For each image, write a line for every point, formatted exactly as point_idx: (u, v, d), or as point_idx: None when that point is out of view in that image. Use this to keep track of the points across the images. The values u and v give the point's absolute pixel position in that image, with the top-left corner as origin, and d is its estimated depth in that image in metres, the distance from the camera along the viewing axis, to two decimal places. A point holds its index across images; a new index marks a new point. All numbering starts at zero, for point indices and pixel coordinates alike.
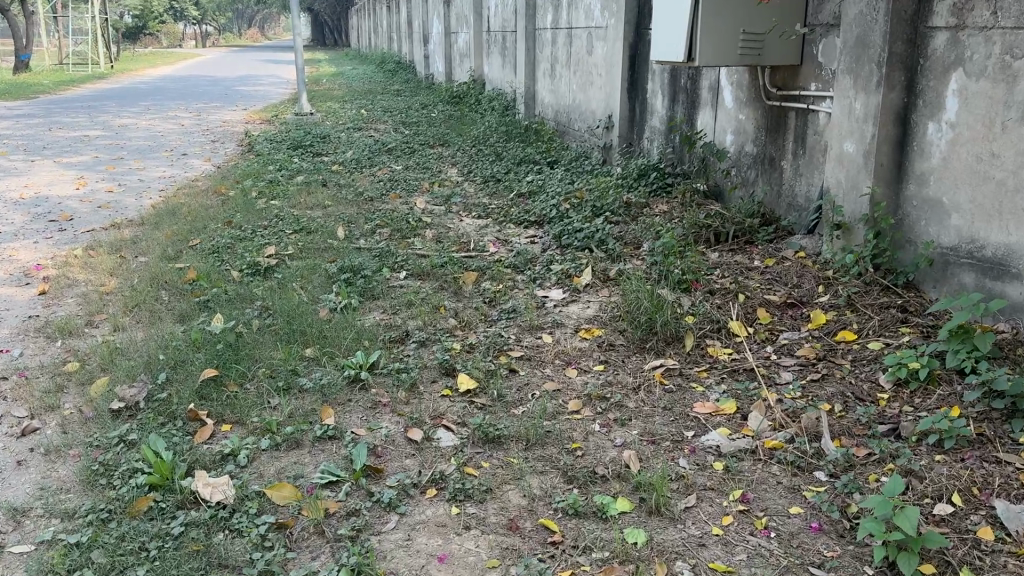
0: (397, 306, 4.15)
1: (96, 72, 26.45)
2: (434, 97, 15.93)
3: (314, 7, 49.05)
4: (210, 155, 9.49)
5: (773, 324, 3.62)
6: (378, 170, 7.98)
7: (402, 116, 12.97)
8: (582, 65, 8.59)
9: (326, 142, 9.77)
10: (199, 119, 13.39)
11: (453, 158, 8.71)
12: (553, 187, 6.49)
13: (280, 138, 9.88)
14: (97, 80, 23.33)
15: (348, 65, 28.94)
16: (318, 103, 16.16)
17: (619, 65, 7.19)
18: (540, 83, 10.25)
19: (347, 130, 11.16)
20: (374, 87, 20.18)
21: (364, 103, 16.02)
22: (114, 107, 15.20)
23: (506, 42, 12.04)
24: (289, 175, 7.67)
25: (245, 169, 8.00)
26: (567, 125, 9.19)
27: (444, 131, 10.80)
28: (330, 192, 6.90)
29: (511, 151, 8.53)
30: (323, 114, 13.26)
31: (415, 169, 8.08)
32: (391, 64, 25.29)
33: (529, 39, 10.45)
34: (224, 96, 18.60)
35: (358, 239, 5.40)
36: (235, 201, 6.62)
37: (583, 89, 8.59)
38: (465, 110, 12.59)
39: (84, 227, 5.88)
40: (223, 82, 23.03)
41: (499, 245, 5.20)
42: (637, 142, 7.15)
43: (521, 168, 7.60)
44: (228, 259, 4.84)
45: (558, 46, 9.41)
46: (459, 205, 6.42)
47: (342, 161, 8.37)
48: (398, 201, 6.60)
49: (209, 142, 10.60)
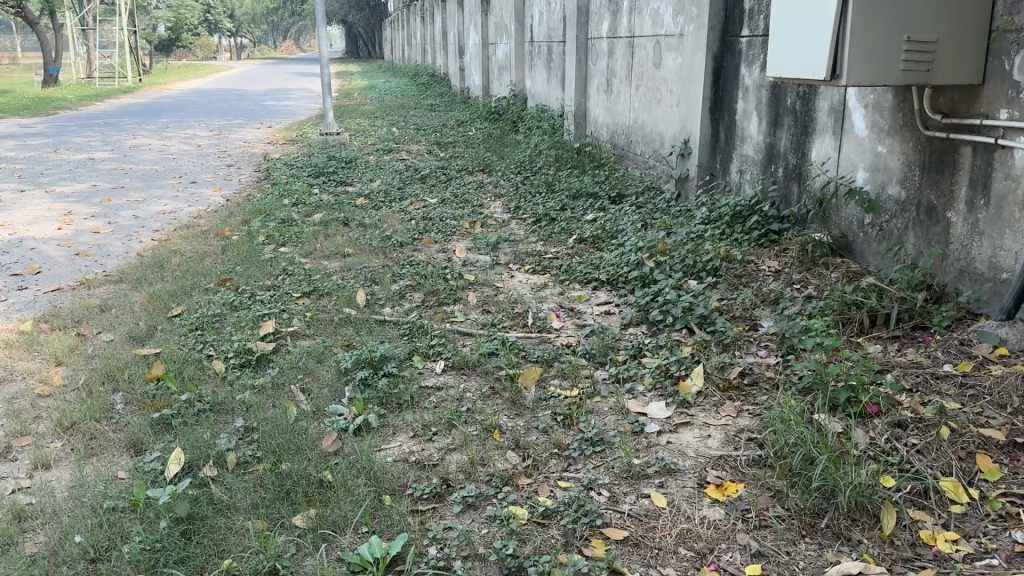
0: (433, 423, 2.96)
1: (123, 86, 25.73)
2: (470, 114, 14.77)
3: (348, 19, 48.42)
4: (222, 183, 8.42)
5: (1010, 486, 2.37)
6: (410, 204, 6.83)
7: (436, 137, 11.86)
8: (646, 79, 7.39)
9: (351, 168, 8.67)
10: (218, 139, 12.36)
11: (496, 189, 7.53)
12: (625, 232, 5.28)
13: (301, 163, 8.80)
14: (122, 96, 22.54)
15: (380, 79, 28.03)
16: (346, 121, 15.13)
17: (700, 81, 5.99)
18: (592, 98, 9.06)
19: (376, 152, 10.05)
20: (406, 102, 19.12)
21: (395, 121, 14.93)
22: (131, 125, 14.26)
23: (552, 53, 10.86)
24: (306, 211, 6.55)
25: (257, 203, 6.90)
26: (627, 149, 7.97)
27: (484, 153, 9.64)
28: (351, 236, 5.75)
29: (564, 181, 7.33)
30: (350, 134, 12.18)
31: (453, 204, 6.92)
32: (425, 78, 24.32)
33: (580, 49, 9.26)
34: (250, 112, 17.63)
35: (382, 307, 4.23)
36: (236, 247, 5.50)
37: (647, 108, 7.38)
38: (506, 130, 11.41)
39: (48, 283, 4.77)
40: (251, 97, 22.15)
41: (565, 319, 4.00)
42: (722, 173, 5.95)
43: (580, 204, 6.40)
44: (213, 342, 3.71)
45: (616, 58, 8.22)
46: (507, 254, 5.24)
47: (368, 193, 7.24)
48: (433, 248, 5.44)
49: (224, 167, 9.54)
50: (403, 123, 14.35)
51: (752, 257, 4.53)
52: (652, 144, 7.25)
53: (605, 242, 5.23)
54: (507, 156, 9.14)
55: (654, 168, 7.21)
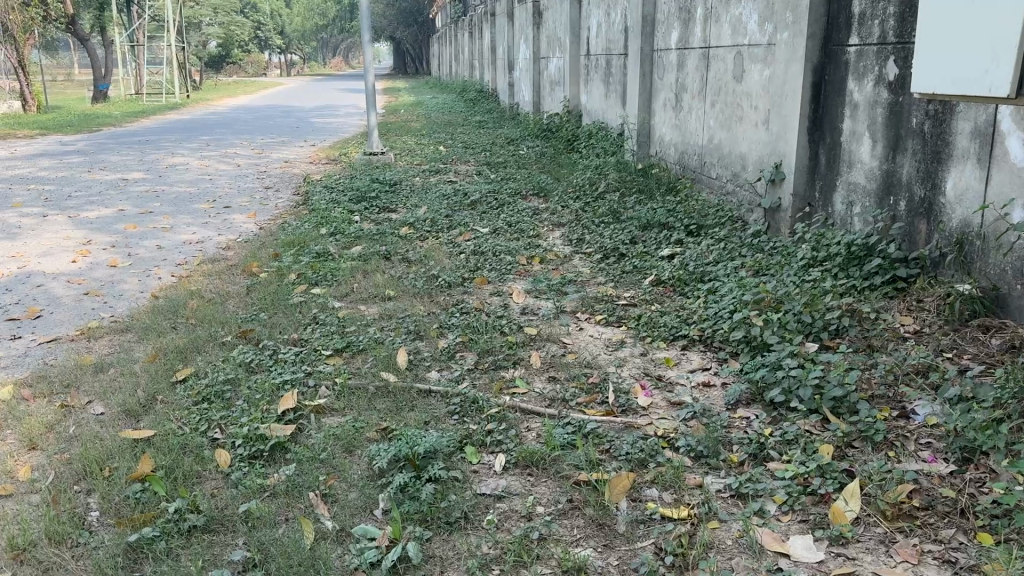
0: (497, 555, 2.21)
1: (170, 102, 25.65)
2: (521, 132, 14.06)
3: (396, 35, 48.33)
4: (257, 207, 7.84)
5: None
6: (459, 235, 6.11)
7: (485, 155, 11.20)
8: (726, 94, 6.61)
9: (394, 191, 8.01)
10: (259, 158, 11.84)
11: (554, 217, 6.78)
12: (713, 275, 4.49)
13: (342, 186, 8.18)
14: (169, 112, 22.39)
15: (426, 95, 27.57)
16: (391, 138, 14.56)
17: (797, 96, 5.20)
18: (658, 116, 8.28)
19: (422, 174, 9.41)
20: (454, 119, 18.52)
21: (442, 138, 14.29)
22: (172, 144, 13.86)
23: (612, 68, 10.11)
24: (343, 244, 5.88)
25: (291, 233, 6.26)
26: (700, 172, 7.18)
27: (538, 175, 8.91)
28: (393, 275, 5.06)
29: (631, 208, 6.55)
30: (395, 153, 11.56)
31: (507, 235, 6.19)
32: (472, 93, 23.77)
33: (645, 62, 8.49)
34: (294, 129, 17.21)
35: (427, 371, 3.51)
36: (263, 286, 4.84)
37: (727, 127, 6.60)
38: (561, 150, 10.66)
39: (44, 332, 4.16)
40: (296, 113, 21.83)
41: (654, 391, 3.23)
42: (821, 203, 5.16)
43: (653, 237, 5.62)
44: (220, 420, 3.01)
45: (688, 71, 7.44)
46: (574, 298, 4.48)
47: (412, 221, 6.54)
48: (486, 290, 4.70)
49: (261, 190, 8.97)
50: (451, 141, 13.73)
51: (879, 313, 3.71)
52: (732, 167, 6.46)
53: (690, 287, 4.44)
54: (565, 179, 8.39)
55: (735, 195, 6.41)
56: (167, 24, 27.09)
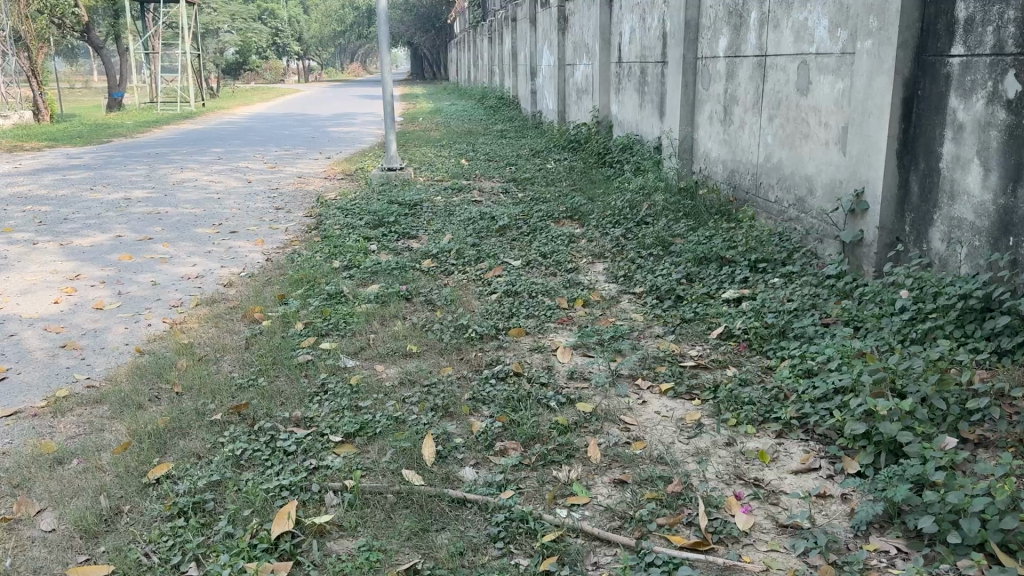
0: None
1: (185, 111, 25.20)
2: (545, 144, 13.35)
3: (414, 41, 47.81)
4: (265, 232, 7.20)
5: None
6: (488, 269, 5.43)
7: (510, 170, 10.53)
8: (787, 109, 5.92)
9: (415, 215, 7.35)
10: (271, 174, 11.22)
11: (593, 246, 6.08)
12: (795, 330, 3.77)
13: (357, 209, 7.52)
14: (183, 122, 21.92)
15: (444, 102, 26.98)
16: (410, 150, 13.92)
17: (883, 114, 4.50)
18: (703, 130, 7.57)
19: (443, 192, 8.75)
20: (474, 128, 17.85)
21: (463, 150, 13.61)
22: (182, 157, 13.30)
23: (648, 77, 9.39)
24: (358, 283, 5.21)
25: (300, 268, 5.60)
26: (755, 194, 6.49)
27: (570, 194, 8.23)
28: (415, 323, 4.38)
29: (680, 237, 5.84)
30: (415, 168, 10.91)
31: (542, 270, 5.51)
32: (492, 100, 23.13)
33: (688, 71, 7.78)
34: (310, 139, 16.63)
35: (460, 467, 2.81)
36: (265, 338, 4.18)
37: (789, 146, 5.90)
38: (593, 165, 9.95)
39: (4, 403, 3.52)
40: (312, 123, 21.25)
41: (753, 507, 2.51)
42: (914, 238, 4.45)
43: (712, 274, 4.91)
44: (196, 550, 2.34)
45: (740, 82, 6.74)
46: (629, 355, 3.77)
47: (435, 252, 5.86)
48: (524, 345, 4.01)
49: (271, 210, 8.34)
50: (472, 153, 13.07)
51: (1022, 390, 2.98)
52: (798, 191, 5.77)
53: (769, 345, 3.73)
54: (600, 199, 7.69)
55: (802, 223, 5.72)
56: (182, 32, 26.67)
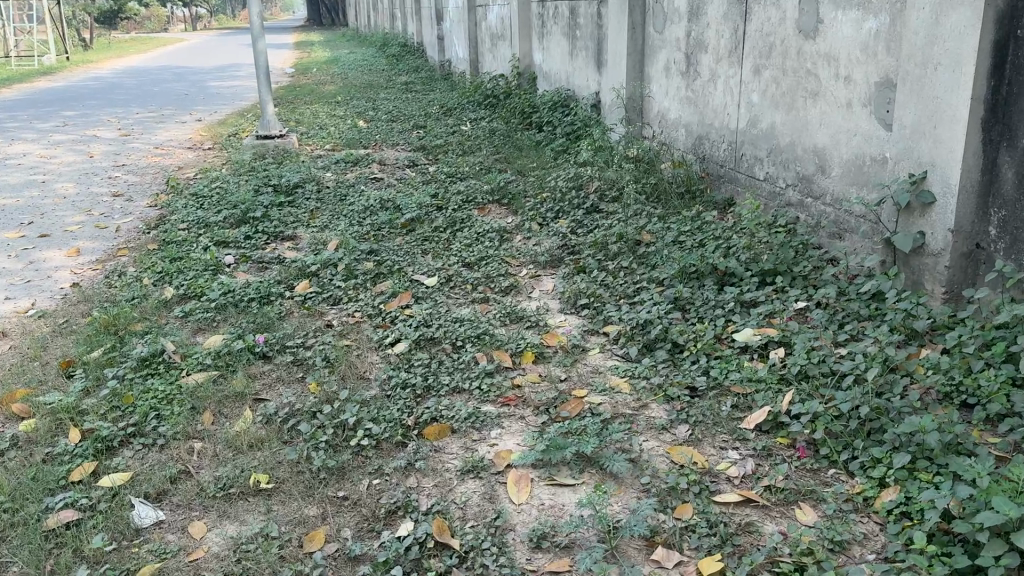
0: None
1: (43, 66, 22.22)
2: (458, 100, 11.61)
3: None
4: (88, 235, 5.37)
5: None
6: (391, 295, 3.83)
7: (418, 135, 8.83)
8: (783, 57, 4.49)
9: (295, 206, 5.66)
10: (123, 145, 9.19)
11: (534, 247, 4.54)
12: (888, 423, 2.35)
13: (218, 199, 5.76)
14: (39, 79, 19.14)
15: (342, 50, 24.69)
16: (301, 110, 11.98)
17: (960, 65, 3.06)
18: (659, 85, 6.09)
19: (336, 169, 7.03)
20: (376, 80, 15.91)
21: (362, 108, 11.75)
22: (20, 125, 11.03)
23: (580, 18, 7.80)
24: (196, 334, 3.53)
25: (116, 304, 3.89)
26: (735, 169, 5.07)
27: (493, 171, 6.66)
28: (274, 411, 2.78)
29: (649, 235, 4.36)
30: (302, 134, 9.08)
31: (467, 293, 3.95)
32: (394, 48, 21.07)
33: (635, 10, 6.25)
34: (184, 97, 14.41)
35: None
36: (14, 466, 2.52)
37: (786, 106, 4.49)
38: (518, 130, 8.35)
39: None
40: (190, 77, 18.81)
41: None
42: (1008, 247, 3.08)
43: (713, 296, 3.45)
44: None
45: (710, 22, 5.26)
46: (625, 478, 2.28)
47: (316, 267, 4.21)
48: (449, 456, 2.46)
49: (109, 198, 6.47)
50: (374, 112, 11.26)
51: None
52: (802, 167, 4.38)
53: (851, 456, 2.31)
54: (533, 177, 6.13)
55: (810, 212, 4.34)
56: None
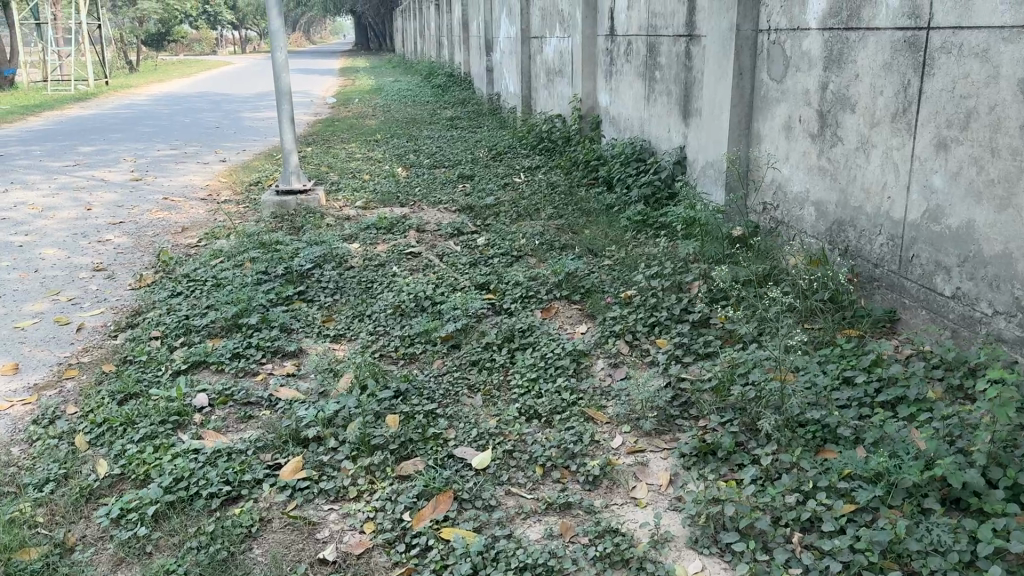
0: None
1: (80, 92, 21.56)
2: (509, 142, 10.38)
3: (358, 10, 44.06)
4: (39, 337, 4.17)
5: None
6: (421, 492, 2.53)
7: (464, 190, 7.60)
8: (990, 132, 3.15)
9: (307, 303, 4.41)
10: (130, 193, 8.08)
11: (625, 392, 3.20)
12: None
13: (211, 288, 4.54)
14: (70, 105, 18.41)
15: (386, 78, 23.74)
16: (336, 150, 10.86)
17: None
18: (775, 147, 4.77)
19: (365, 241, 5.81)
20: (420, 114, 14.79)
21: (402, 150, 10.54)
22: (28, 163, 10.03)
23: (662, 57, 6.48)
24: (118, 570, 2.27)
25: (22, 488, 2.66)
26: (901, 273, 3.73)
27: (557, 249, 5.37)
28: None
29: (798, 386, 3.02)
30: (331, 185, 7.90)
31: (536, 485, 2.64)
32: (441, 77, 20.00)
33: (743, 52, 4.94)
34: (213, 130, 13.38)
35: None
36: None
37: (995, 201, 3.15)
38: (583, 189, 7.04)
39: None
40: (226, 106, 17.87)
41: None
42: None
43: (949, 542, 2.10)
44: None
45: (860, 73, 3.94)
46: None
47: (317, 425, 2.94)
48: None
49: (86, 273, 5.31)
50: (416, 155, 10.08)
51: None
52: None
53: None
54: (610, 262, 4.81)
55: None
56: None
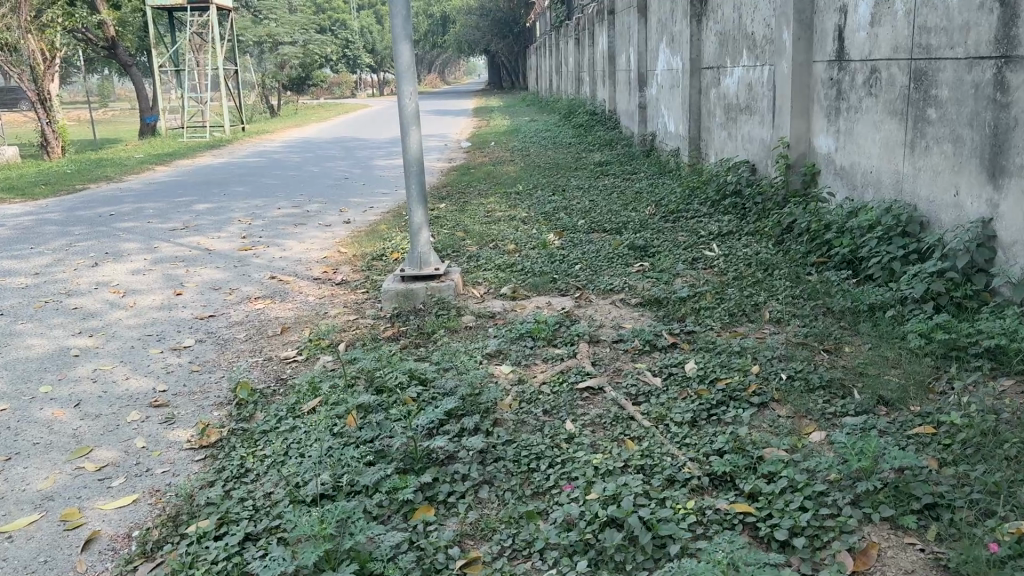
0: None
1: (217, 138, 21.39)
2: (679, 194, 8.56)
3: (491, 48, 43.44)
4: (23, 559, 2.68)
5: None
6: None
7: (639, 266, 5.84)
8: None
9: (437, 511, 2.69)
10: (233, 270, 6.80)
11: None
12: None
13: (290, 470, 2.92)
14: (203, 155, 18.00)
15: (522, 118, 22.42)
16: (473, 206, 9.36)
17: None
18: None
19: (519, 361, 4.12)
20: (564, 158, 13.19)
21: (551, 206, 8.86)
22: (136, 226, 9.04)
23: (941, 89, 4.68)
24: None
25: None
26: None
27: (816, 393, 3.48)
28: None
29: None
30: (470, 262, 6.32)
31: None
32: (582, 115, 18.44)
33: None
34: (340, 182, 12.24)
35: None
36: None
37: None
38: (817, 275, 5.08)
39: None
40: (355, 153, 16.88)
41: None
42: None
43: None
44: None
45: None
46: None
47: None
48: None
49: (140, 412, 3.87)
50: (567, 213, 8.41)
51: None
52: None
53: None
54: (951, 457, 2.81)
55: None
56: (217, 44, 22.91)
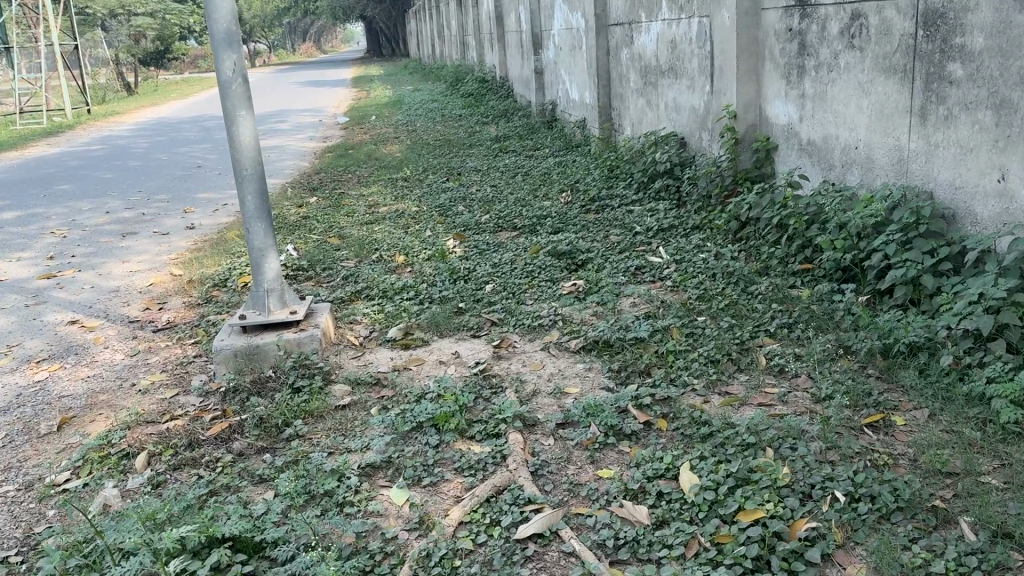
0: None
1: (53, 123, 18.62)
2: (596, 174, 7.21)
3: (367, 14, 40.94)
4: None
5: None
6: None
7: (568, 283, 4.44)
8: None
9: None
10: (21, 313, 5.02)
11: None
12: None
13: None
14: (33, 145, 15.40)
15: (405, 87, 20.62)
16: (351, 199, 7.74)
17: None
18: None
19: (418, 476, 2.66)
20: (455, 133, 11.64)
21: (445, 195, 7.35)
22: None
23: (968, 36, 3.46)
24: None
25: None
26: None
27: (899, 527, 2.19)
28: None
29: None
30: (345, 286, 4.78)
31: None
32: (471, 83, 16.86)
33: None
34: (191, 173, 10.31)
35: None
36: None
37: None
38: (809, 292, 3.81)
39: None
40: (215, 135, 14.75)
41: None
42: None
43: None
44: None
45: None
46: None
47: None
48: None
49: None
50: (466, 204, 6.93)
51: None
52: None
53: None
54: None
55: None
56: (47, 15, 19.90)
